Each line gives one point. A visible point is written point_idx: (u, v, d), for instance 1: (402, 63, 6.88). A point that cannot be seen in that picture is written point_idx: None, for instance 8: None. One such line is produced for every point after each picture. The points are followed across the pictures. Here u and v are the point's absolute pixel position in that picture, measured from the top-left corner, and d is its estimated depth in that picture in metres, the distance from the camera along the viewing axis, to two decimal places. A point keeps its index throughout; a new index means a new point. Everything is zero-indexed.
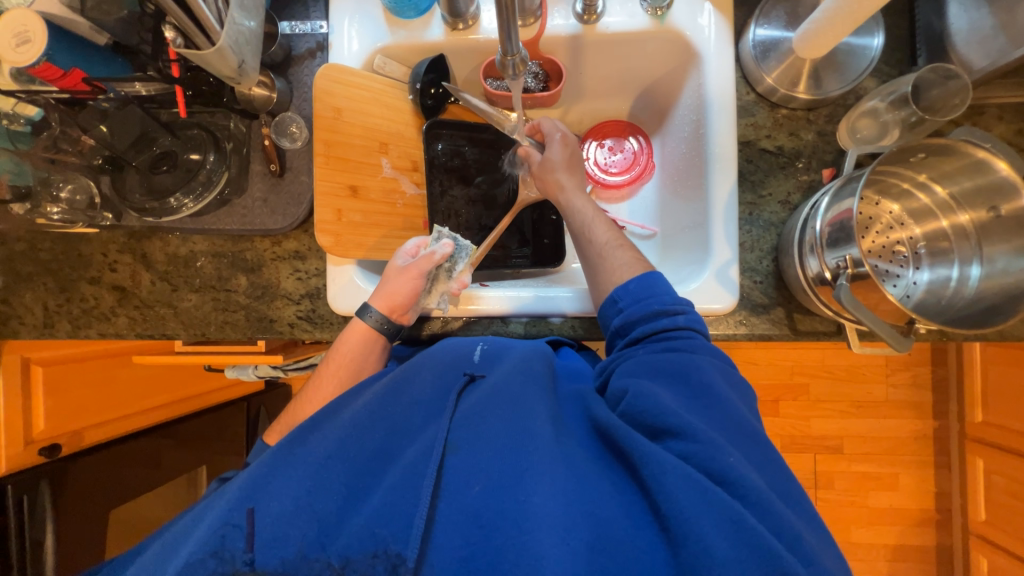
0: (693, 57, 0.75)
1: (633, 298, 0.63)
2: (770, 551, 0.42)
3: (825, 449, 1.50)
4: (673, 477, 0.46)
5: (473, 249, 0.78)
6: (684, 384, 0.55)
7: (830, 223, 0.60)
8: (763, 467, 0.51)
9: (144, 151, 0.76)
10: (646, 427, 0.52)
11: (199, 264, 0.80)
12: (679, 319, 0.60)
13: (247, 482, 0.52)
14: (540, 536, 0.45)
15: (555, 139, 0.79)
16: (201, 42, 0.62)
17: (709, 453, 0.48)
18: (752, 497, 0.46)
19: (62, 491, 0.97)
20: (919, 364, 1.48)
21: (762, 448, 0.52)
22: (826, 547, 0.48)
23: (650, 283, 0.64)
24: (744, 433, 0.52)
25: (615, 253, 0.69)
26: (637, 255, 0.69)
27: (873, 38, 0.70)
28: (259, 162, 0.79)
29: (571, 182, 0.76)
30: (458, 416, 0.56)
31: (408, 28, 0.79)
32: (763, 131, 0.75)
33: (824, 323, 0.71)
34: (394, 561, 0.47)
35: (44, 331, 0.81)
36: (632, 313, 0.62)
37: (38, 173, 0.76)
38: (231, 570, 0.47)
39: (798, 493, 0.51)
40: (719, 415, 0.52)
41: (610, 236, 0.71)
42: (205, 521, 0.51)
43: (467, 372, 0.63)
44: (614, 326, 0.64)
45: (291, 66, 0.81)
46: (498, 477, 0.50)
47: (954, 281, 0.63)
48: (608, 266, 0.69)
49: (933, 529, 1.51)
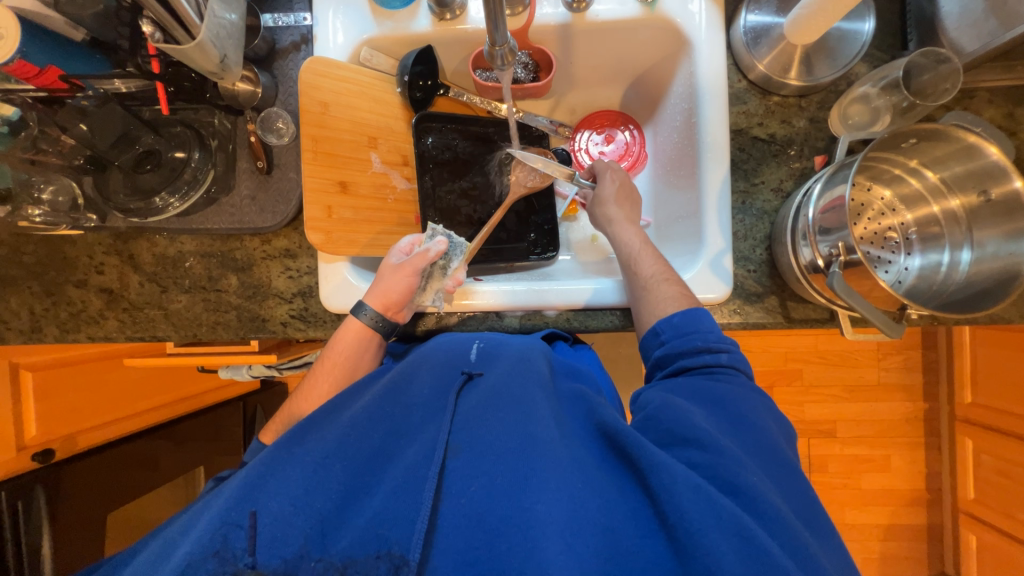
0: (685, 45, 0.75)
1: (675, 331, 0.63)
2: (781, 568, 0.42)
3: (818, 433, 1.52)
4: (683, 488, 0.46)
5: (468, 247, 0.78)
6: (721, 410, 0.55)
7: (822, 211, 0.60)
8: (790, 494, 0.50)
9: (126, 150, 0.73)
10: (666, 433, 0.53)
11: (188, 264, 0.79)
12: (722, 357, 0.60)
13: (245, 480, 0.52)
14: (546, 543, 0.45)
15: (608, 178, 0.81)
16: (179, 36, 0.60)
17: (730, 468, 0.48)
18: (763, 509, 0.46)
19: (58, 496, 0.96)
20: (910, 347, 1.49)
21: (790, 474, 0.52)
22: (840, 568, 0.48)
23: (695, 318, 0.63)
24: (773, 459, 0.52)
25: (660, 286, 0.68)
26: (682, 290, 0.67)
27: (864, 22, 0.69)
28: (246, 159, 0.78)
29: (621, 213, 0.77)
30: (458, 417, 0.57)
31: (395, 19, 0.77)
32: (755, 119, 0.74)
33: (818, 311, 0.71)
34: (396, 562, 0.47)
35: (32, 336, 0.80)
36: (675, 345, 0.62)
37: (18, 175, 0.73)
38: (232, 570, 0.46)
39: (825, 525, 0.51)
40: (745, 437, 0.53)
41: (656, 271, 0.70)
42: (205, 518, 0.50)
43: (465, 371, 0.63)
44: (656, 357, 0.64)
45: (276, 60, 0.79)
46: (502, 480, 0.50)
47: (944, 267, 0.64)
48: (651, 298, 0.67)
49: (924, 507, 1.54)
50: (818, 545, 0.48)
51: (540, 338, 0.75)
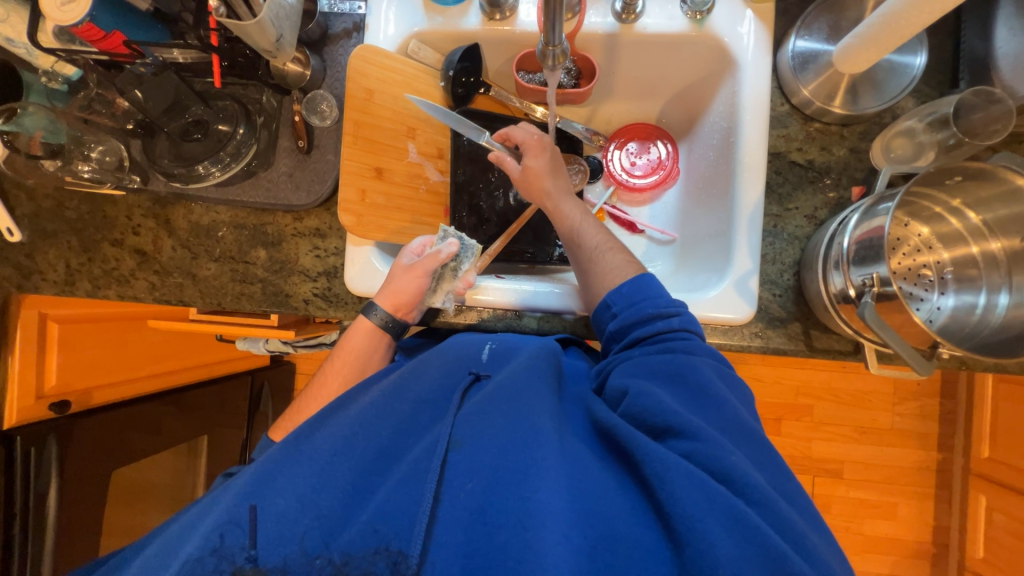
0: (730, 65, 0.75)
1: (626, 302, 0.64)
2: (774, 549, 0.43)
3: (824, 472, 1.48)
4: (673, 474, 0.47)
5: (480, 249, 0.79)
6: (682, 385, 0.56)
7: (858, 240, 0.59)
8: (761, 464, 0.52)
9: (176, 119, 0.75)
10: (645, 427, 0.53)
11: (220, 234, 0.81)
12: (675, 321, 0.61)
13: (254, 477, 0.54)
14: (545, 533, 0.45)
15: (530, 147, 0.76)
16: (242, 13, 0.62)
17: (710, 450, 0.49)
18: (750, 492, 0.46)
19: (68, 448, 0.98)
20: (928, 395, 1.45)
21: (759, 446, 0.53)
22: (827, 544, 0.49)
23: (642, 285, 0.65)
24: (744, 431, 0.53)
25: (605, 257, 0.69)
26: (628, 258, 0.70)
27: (916, 57, 0.69)
28: (287, 138, 0.80)
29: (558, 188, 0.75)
30: (462, 413, 0.58)
31: (445, 15, 0.79)
32: (795, 144, 0.74)
33: (841, 342, 0.70)
34: (396, 559, 0.48)
35: (64, 288, 0.83)
36: (628, 315, 0.63)
37: (71, 132, 0.78)
38: (231, 568, 0.48)
39: (801, 496, 0.52)
40: (713, 412, 0.54)
41: (600, 241, 0.71)
42: (213, 514, 0.52)
43: (473, 372, 0.64)
44: (610, 331, 0.65)
45: (327, 45, 0.81)
46: (500, 473, 0.51)
47: (979, 309, 0.62)
48: (599, 271, 0.69)
49: (929, 562, 1.48)
50: (798, 517, 0.49)
51: (555, 340, 0.74)
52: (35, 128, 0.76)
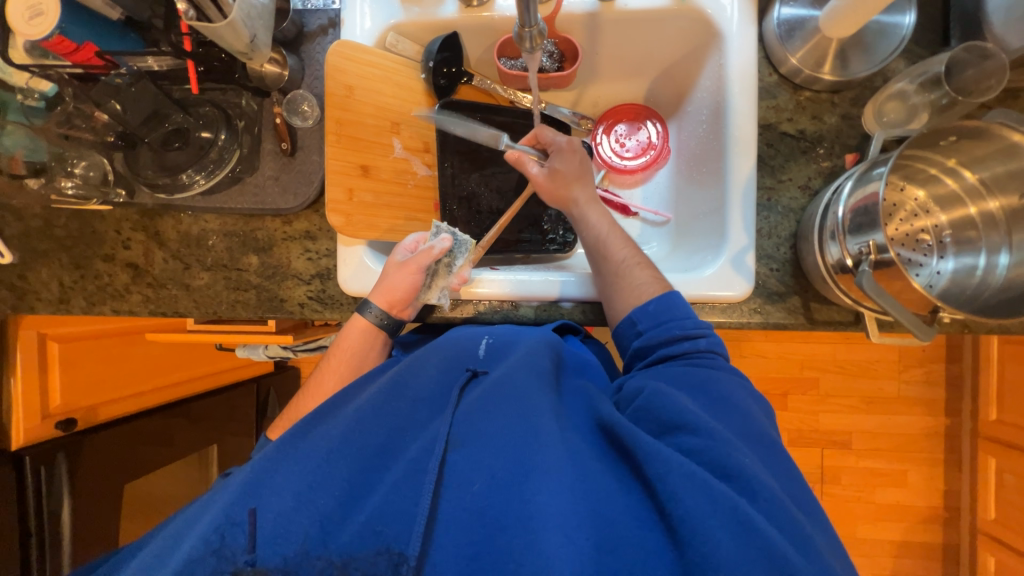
0: (714, 38, 0.73)
1: (651, 321, 0.63)
2: (776, 553, 0.42)
3: (833, 444, 1.48)
4: (677, 476, 0.47)
5: (473, 244, 0.77)
6: (704, 393, 0.56)
7: (853, 209, 0.58)
8: (777, 470, 0.51)
9: (156, 128, 0.75)
10: (656, 423, 0.53)
11: (210, 242, 0.80)
12: (700, 342, 0.61)
13: (250, 476, 0.53)
14: (547, 535, 0.45)
15: (560, 149, 0.75)
16: (212, 15, 0.60)
17: (721, 450, 0.49)
18: (758, 491, 0.46)
19: (78, 463, 1.00)
20: (934, 360, 1.45)
21: (777, 454, 0.53)
22: (832, 546, 0.48)
23: (668, 305, 0.64)
24: (758, 437, 0.53)
25: (632, 273, 0.68)
26: (655, 275, 0.68)
27: (903, 18, 0.66)
28: (271, 141, 0.79)
29: (585, 196, 0.74)
30: (460, 411, 0.57)
31: (422, 5, 0.77)
32: (785, 114, 0.73)
33: (842, 313, 0.70)
34: (397, 560, 0.47)
35: (60, 307, 0.82)
36: (652, 336, 0.63)
37: (52, 149, 0.77)
38: (231, 568, 0.47)
39: (815, 508, 0.51)
40: (733, 419, 0.54)
41: (629, 256, 0.70)
42: (211, 514, 0.52)
43: (471, 368, 0.63)
44: (634, 348, 0.64)
45: (304, 43, 0.80)
46: (501, 475, 0.51)
47: (979, 270, 0.61)
48: (623, 286, 0.68)
49: (940, 526, 1.49)
50: (802, 514, 0.49)
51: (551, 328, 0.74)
52: (16, 146, 0.76)
